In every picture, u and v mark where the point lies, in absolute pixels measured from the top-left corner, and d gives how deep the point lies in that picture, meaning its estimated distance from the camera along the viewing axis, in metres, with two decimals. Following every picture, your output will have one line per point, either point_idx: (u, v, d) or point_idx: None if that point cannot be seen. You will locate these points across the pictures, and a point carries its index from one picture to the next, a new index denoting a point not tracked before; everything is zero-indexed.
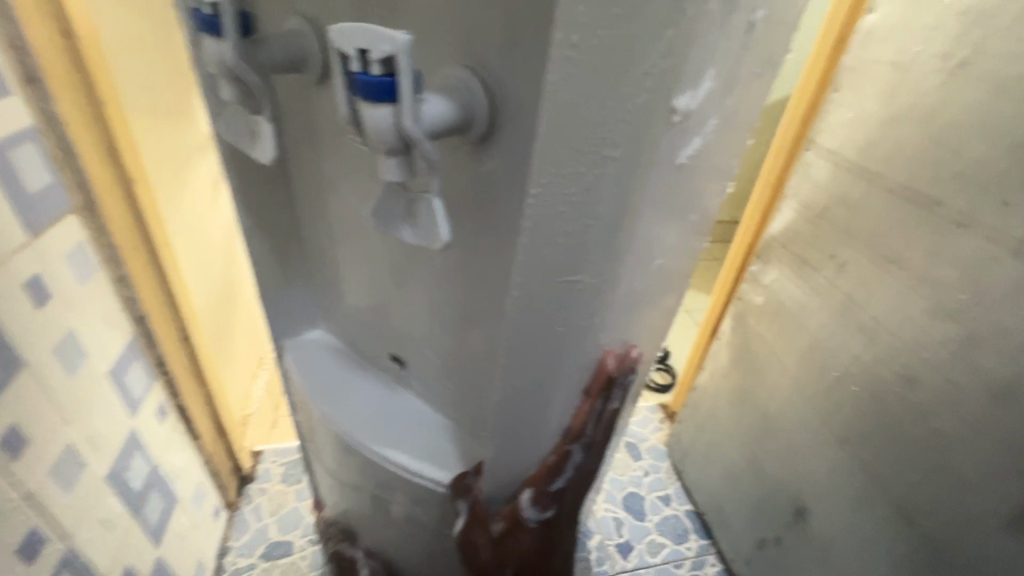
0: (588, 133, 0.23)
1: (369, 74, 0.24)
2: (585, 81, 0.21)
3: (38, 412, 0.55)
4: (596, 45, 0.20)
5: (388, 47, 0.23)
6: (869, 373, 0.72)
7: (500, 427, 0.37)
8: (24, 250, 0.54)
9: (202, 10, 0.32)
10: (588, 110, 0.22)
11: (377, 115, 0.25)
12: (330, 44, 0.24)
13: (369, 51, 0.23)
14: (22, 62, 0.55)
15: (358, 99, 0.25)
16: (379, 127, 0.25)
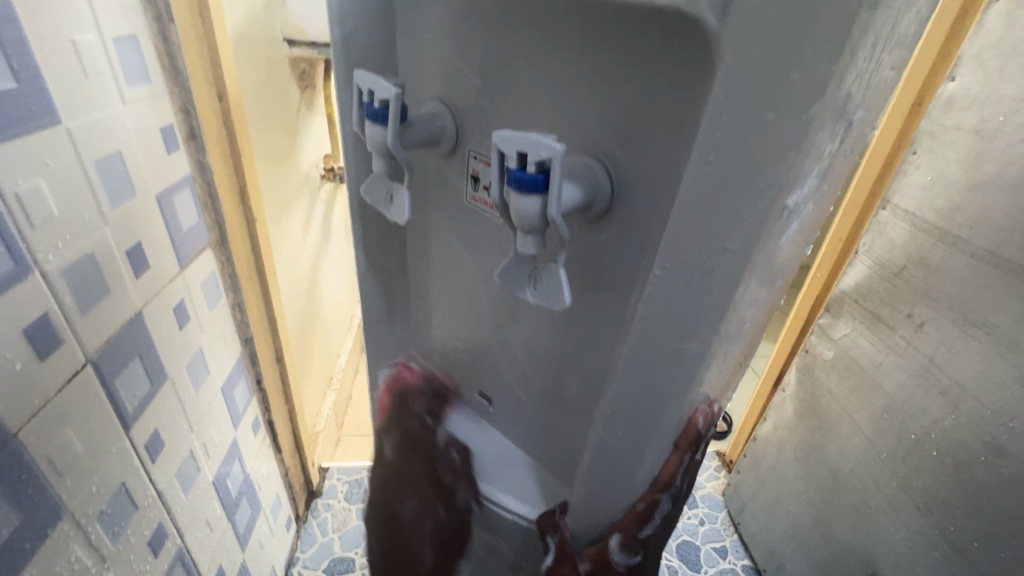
0: (714, 228, 0.27)
1: (525, 171, 0.30)
2: (719, 189, 0.26)
3: (174, 420, 0.63)
4: (730, 162, 0.25)
5: (547, 152, 0.29)
6: (954, 439, 0.70)
7: (595, 465, 0.42)
8: (177, 278, 0.63)
9: (372, 102, 0.39)
10: (720, 211, 0.27)
11: (526, 203, 0.30)
12: (493, 145, 0.31)
13: (528, 154, 0.29)
14: (190, 123, 0.65)
15: (510, 190, 0.31)
16: (526, 212, 0.31)
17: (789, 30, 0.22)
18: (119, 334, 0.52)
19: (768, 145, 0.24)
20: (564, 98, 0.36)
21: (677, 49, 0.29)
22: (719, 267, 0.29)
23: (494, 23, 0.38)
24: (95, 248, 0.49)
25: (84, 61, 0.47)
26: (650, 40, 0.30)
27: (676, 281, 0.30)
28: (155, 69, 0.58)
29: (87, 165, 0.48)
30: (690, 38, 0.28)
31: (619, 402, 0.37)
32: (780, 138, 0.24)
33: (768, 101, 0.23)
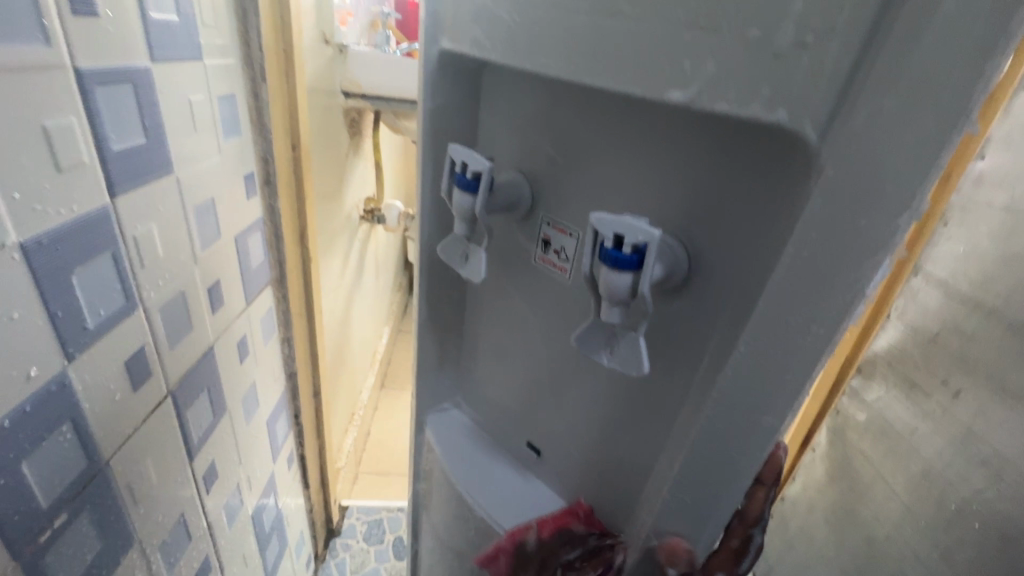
0: (802, 312, 0.30)
1: (620, 252, 0.33)
2: (812, 277, 0.29)
3: (227, 452, 0.65)
4: (824, 255, 0.28)
5: (644, 236, 0.32)
6: (995, 512, 0.70)
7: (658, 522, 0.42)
8: (242, 315, 0.66)
9: (464, 173, 0.43)
10: (809, 296, 0.30)
11: (619, 279, 0.34)
12: (589, 226, 0.34)
13: (626, 237, 0.33)
14: (267, 171, 0.70)
15: (604, 266, 0.34)
16: (617, 286, 0.34)
17: (885, 151, 0.25)
18: (194, 367, 0.55)
19: (858, 244, 0.27)
20: (643, 178, 0.39)
21: (764, 147, 0.32)
22: (801, 348, 0.31)
23: (579, 108, 0.42)
24: (185, 285, 0.52)
25: (195, 116, 0.52)
26: (736, 139, 0.34)
27: (759, 359, 0.33)
28: (245, 122, 0.63)
29: (187, 210, 0.52)
30: (778, 139, 0.31)
31: (688, 463, 0.38)
32: (869, 239, 0.27)
33: (860, 207, 0.27)
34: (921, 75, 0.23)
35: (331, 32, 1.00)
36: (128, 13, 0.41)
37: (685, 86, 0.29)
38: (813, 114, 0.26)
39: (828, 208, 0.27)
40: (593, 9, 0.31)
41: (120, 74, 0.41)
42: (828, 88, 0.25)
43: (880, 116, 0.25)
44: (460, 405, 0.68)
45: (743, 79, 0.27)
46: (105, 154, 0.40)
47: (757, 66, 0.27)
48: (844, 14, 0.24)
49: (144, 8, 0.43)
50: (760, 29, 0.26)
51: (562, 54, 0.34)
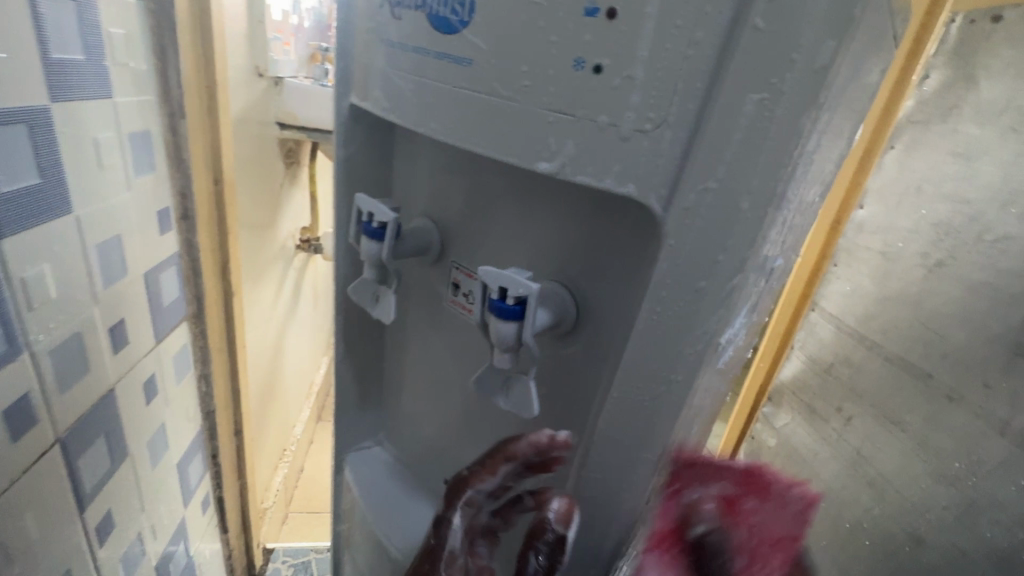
0: (663, 362, 0.34)
1: (505, 302, 0.35)
2: (668, 330, 0.33)
3: (127, 499, 0.61)
4: (676, 310, 0.32)
5: (524, 289, 0.35)
6: (881, 529, 0.77)
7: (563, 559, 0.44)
8: (151, 353, 0.64)
9: (371, 222, 0.45)
10: (667, 347, 0.33)
11: (505, 327, 0.36)
12: (477, 278, 0.36)
13: (509, 289, 0.35)
14: (184, 205, 0.68)
15: (492, 315, 0.36)
16: (504, 334, 0.36)
17: (715, 225, 0.29)
18: (91, 412, 0.53)
19: (706, 303, 0.31)
20: (535, 231, 0.42)
21: (629, 210, 0.36)
22: (666, 394, 0.35)
23: (480, 164, 0.44)
24: (82, 326, 0.50)
25: (101, 154, 0.51)
26: (607, 201, 0.37)
27: (631, 403, 0.36)
28: (160, 158, 0.62)
29: (89, 249, 0.51)
30: (640, 207, 0.34)
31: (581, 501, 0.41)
32: (713, 296, 0.31)
33: (700, 270, 0.30)
34: (734, 163, 0.27)
35: (265, 64, 1.00)
36: (28, 54, 0.41)
37: (550, 159, 0.32)
38: (656, 190, 0.29)
39: (673, 271, 0.31)
40: (470, 85, 0.34)
41: (14, 115, 0.41)
42: (665, 169, 0.29)
43: (707, 195, 0.28)
44: (382, 443, 0.69)
45: (597, 159, 0.30)
46: None
47: (608, 146, 0.30)
48: (673, 107, 0.28)
49: (45, 48, 0.43)
50: (608, 116, 0.29)
51: (448, 122, 0.36)
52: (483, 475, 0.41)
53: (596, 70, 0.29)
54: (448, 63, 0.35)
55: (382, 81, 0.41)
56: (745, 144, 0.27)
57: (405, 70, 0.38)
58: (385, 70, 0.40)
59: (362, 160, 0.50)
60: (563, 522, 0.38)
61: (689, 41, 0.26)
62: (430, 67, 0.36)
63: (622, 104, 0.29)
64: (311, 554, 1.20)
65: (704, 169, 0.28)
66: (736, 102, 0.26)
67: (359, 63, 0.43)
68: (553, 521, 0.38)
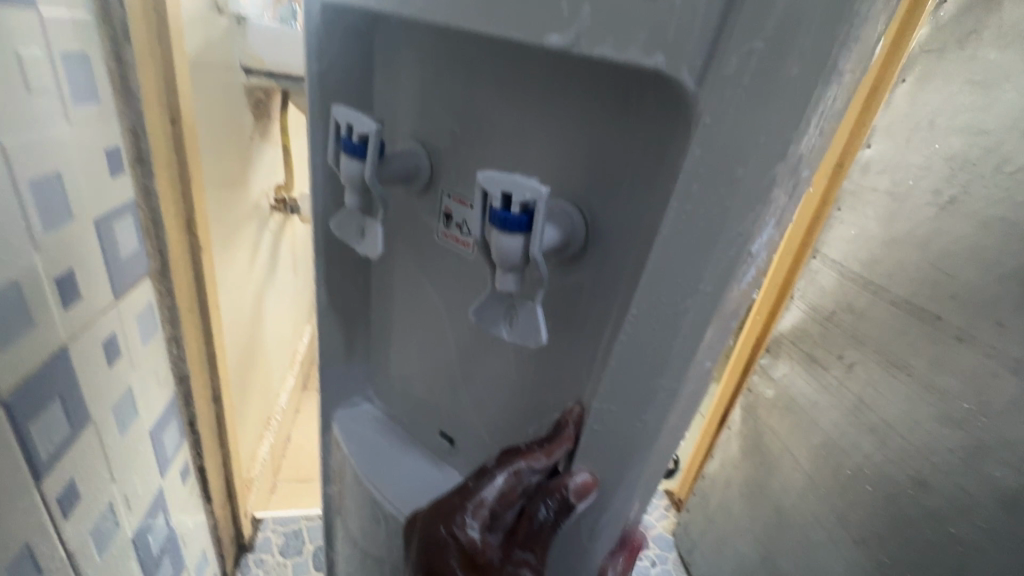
0: (689, 274, 0.29)
1: (509, 211, 0.31)
2: (700, 231, 0.28)
3: (93, 468, 0.56)
4: (707, 206, 0.27)
5: (532, 194, 0.30)
6: (883, 475, 0.76)
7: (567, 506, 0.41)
8: (109, 310, 0.57)
9: (351, 136, 0.39)
10: (694, 253, 0.28)
11: (509, 241, 0.31)
12: (476, 185, 0.31)
13: (514, 196, 0.30)
14: (137, 144, 0.61)
15: (493, 228, 0.31)
16: (507, 249, 0.31)
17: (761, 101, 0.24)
18: (38, 372, 0.47)
19: (741, 195, 0.26)
20: (537, 142, 0.37)
21: (653, 108, 0.31)
22: (688, 316, 0.30)
23: (476, 67, 0.38)
24: (20, 275, 0.44)
25: (27, 73, 0.44)
26: (629, 101, 0.32)
27: (651, 324, 0.31)
28: (104, 87, 0.55)
29: (21, 187, 0.44)
30: (667, 97, 0.29)
31: (592, 440, 0.38)
32: (749, 187, 0.26)
33: (737, 155, 0.25)
34: (792, 16, 0.22)
35: None
36: None
37: (563, 32, 0.27)
38: (690, 61, 0.25)
39: (707, 160, 0.26)
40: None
41: None
42: (704, 32, 0.24)
43: (752, 60, 0.23)
44: (371, 400, 0.65)
45: (620, 26, 0.26)
46: None
47: (634, 9, 0.25)
48: None
49: None
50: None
51: (443, 0, 0.32)
52: (539, 455, 0.39)
53: None
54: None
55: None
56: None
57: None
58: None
59: (336, 73, 0.44)
60: (580, 496, 0.38)
61: None
62: None
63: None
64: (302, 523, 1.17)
65: (753, 27, 0.23)
66: None
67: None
68: (573, 490, 0.38)
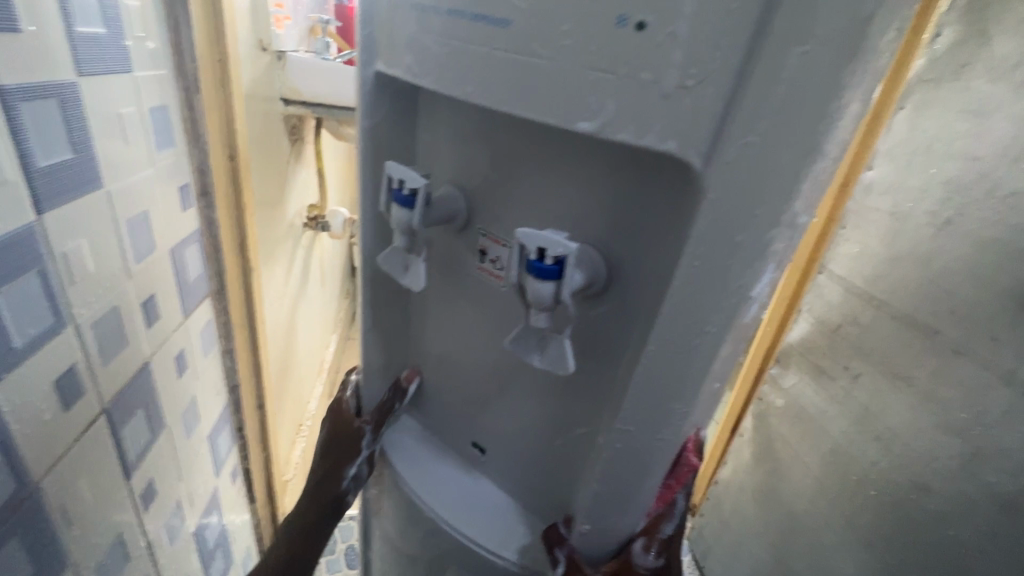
0: (695, 316, 0.35)
1: (543, 262, 0.37)
2: (706, 282, 0.34)
3: (166, 469, 0.63)
4: (713, 263, 0.33)
5: (563, 249, 0.36)
6: (889, 481, 0.80)
7: (593, 509, 0.47)
8: (179, 328, 0.65)
9: (402, 189, 0.46)
10: (702, 300, 0.34)
11: (542, 286, 0.37)
12: (515, 240, 0.37)
13: (547, 250, 0.37)
14: (202, 180, 0.68)
15: (530, 275, 0.38)
16: (541, 293, 0.38)
17: (753, 176, 0.30)
18: (129, 384, 0.54)
19: (740, 254, 0.33)
20: (562, 196, 0.43)
21: (662, 172, 0.37)
22: (697, 347, 0.36)
23: (510, 128, 0.45)
24: (118, 302, 0.52)
25: (125, 129, 0.52)
26: (642, 165, 0.38)
27: (664, 356, 0.37)
28: (178, 133, 0.62)
29: (119, 225, 0.51)
30: (673, 164, 0.35)
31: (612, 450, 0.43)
32: (747, 249, 0.33)
33: (738, 225, 0.32)
34: (772, 115, 0.28)
35: (268, 38, 0.99)
36: (55, 29, 0.41)
37: (591, 119, 0.33)
38: (694, 144, 0.30)
39: (713, 226, 0.32)
40: (508, 45, 0.35)
41: (46, 89, 0.41)
42: (706, 124, 0.30)
43: (749, 149, 0.29)
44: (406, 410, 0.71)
45: (638, 117, 0.32)
46: (31, 172, 0.40)
47: (648, 104, 0.31)
48: (714, 62, 0.28)
49: (69, 22, 0.43)
50: (651, 74, 0.30)
51: (484, 84, 0.37)
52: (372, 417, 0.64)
53: (638, 27, 0.30)
54: (483, 24, 0.36)
55: (413, 46, 0.42)
56: (786, 96, 0.28)
57: (434, 35, 0.40)
58: (415, 34, 0.41)
59: (386, 128, 0.51)
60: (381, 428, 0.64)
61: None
62: (462, 28, 0.38)
63: (663, 61, 0.30)
64: None
65: (745, 123, 0.29)
66: (780, 55, 0.27)
67: (385, 29, 0.45)
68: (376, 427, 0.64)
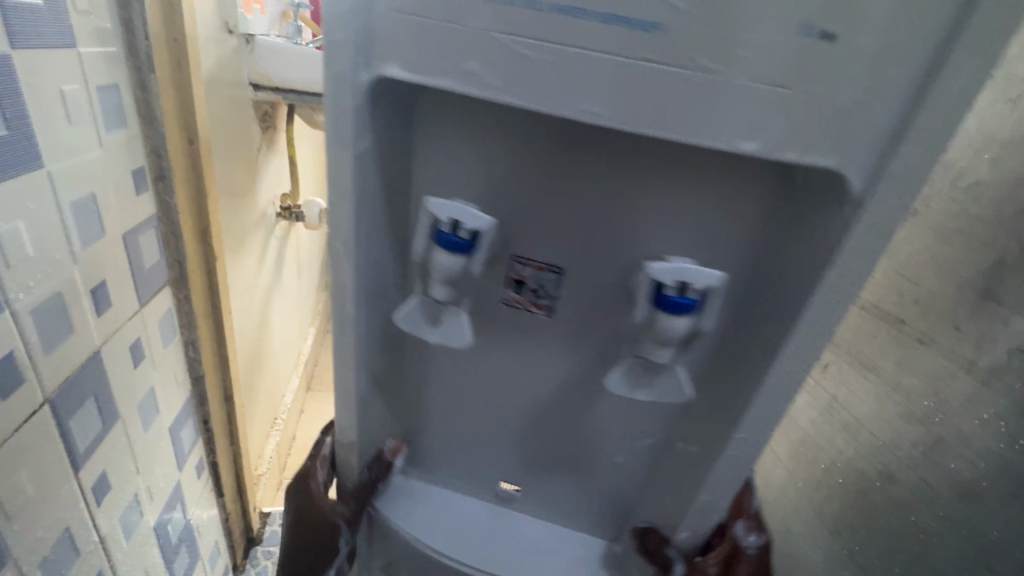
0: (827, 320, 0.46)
1: (686, 294, 0.46)
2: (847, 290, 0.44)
3: (121, 461, 0.62)
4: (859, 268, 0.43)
5: (706, 283, 0.46)
6: (854, 468, 0.81)
7: (703, 509, 0.58)
8: (134, 317, 0.63)
9: (451, 230, 0.47)
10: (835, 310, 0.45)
11: (680, 319, 0.46)
12: (657, 275, 0.46)
13: (690, 283, 0.46)
14: (158, 164, 0.66)
15: (665, 310, 0.46)
16: (679, 323, 0.46)
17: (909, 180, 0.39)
18: (76, 373, 0.52)
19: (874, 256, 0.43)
20: (665, 208, 0.48)
21: (806, 179, 0.44)
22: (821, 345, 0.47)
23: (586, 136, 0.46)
24: (63, 288, 0.50)
25: (69, 107, 0.49)
26: (759, 176, 0.45)
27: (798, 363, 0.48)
28: (131, 114, 0.60)
29: (63, 207, 0.49)
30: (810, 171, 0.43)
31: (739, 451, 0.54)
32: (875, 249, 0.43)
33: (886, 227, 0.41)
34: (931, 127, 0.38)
35: (236, 21, 0.97)
36: None
37: (756, 139, 0.38)
38: (859, 154, 0.39)
39: (862, 236, 0.42)
40: (659, 57, 0.37)
41: None
42: (879, 138, 0.39)
43: (910, 160, 0.39)
44: None
45: (804, 133, 0.38)
46: None
47: (834, 120, 0.38)
48: (888, 81, 0.37)
49: None
50: (829, 90, 0.37)
51: (613, 97, 0.38)
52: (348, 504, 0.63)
53: (823, 36, 0.35)
54: (621, 29, 0.36)
55: (472, 44, 0.39)
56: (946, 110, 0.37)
57: (521, 37, 0.38)
58: (488, 31, 0.38)
59: None
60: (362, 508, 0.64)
61: (926, 27, 0.35)
62: (573, 32, 0.37)
63: None
64: None
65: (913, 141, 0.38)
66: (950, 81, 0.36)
67: (364, 17, 0.41)
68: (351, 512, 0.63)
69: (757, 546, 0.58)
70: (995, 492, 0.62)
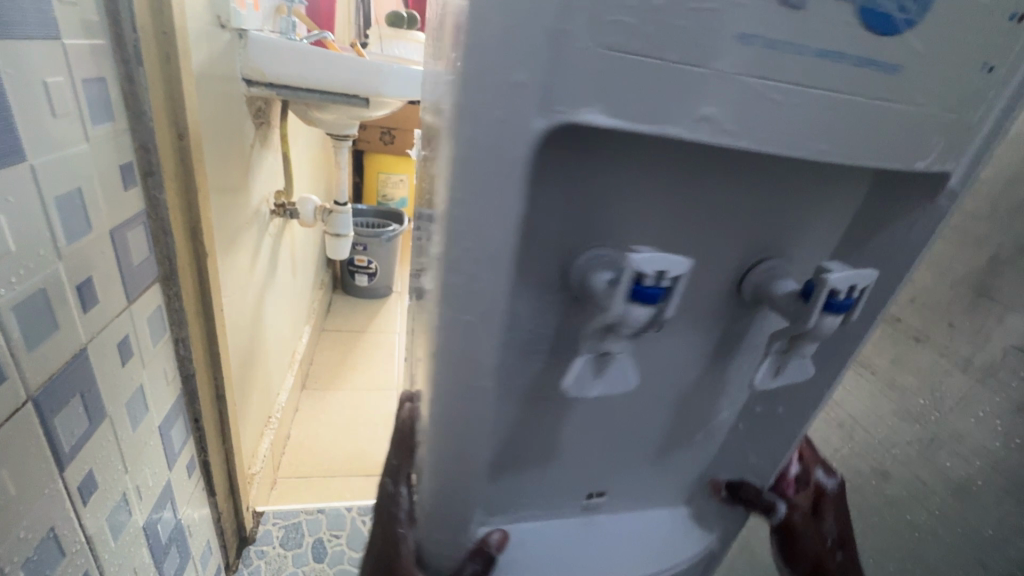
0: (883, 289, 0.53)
1: (851, 296, 0.46)
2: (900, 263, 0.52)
3: (108, 459, 0.61)
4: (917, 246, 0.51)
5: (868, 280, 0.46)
6: (848, 467, 0.81)
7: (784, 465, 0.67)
8: (122, 313, 0.62)
9: (654, 282, 0.40)
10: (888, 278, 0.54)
11: (838, 316, 0.46)
12: (837, 285, 0.44)
13: (857, 285, 0.46)
14: (146, 159, 0.65)
15: (833, 313, 0.46)
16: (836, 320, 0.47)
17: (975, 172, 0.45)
18: (61, 371, 0.51)
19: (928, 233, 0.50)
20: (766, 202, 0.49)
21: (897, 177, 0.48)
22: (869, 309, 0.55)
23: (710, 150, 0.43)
24: (47, 283, 0.49)
25: (53, 100, 0.49)
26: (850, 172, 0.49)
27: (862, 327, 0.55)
28: (118, 108, 0.59)
29: (48, 201, 0.49)
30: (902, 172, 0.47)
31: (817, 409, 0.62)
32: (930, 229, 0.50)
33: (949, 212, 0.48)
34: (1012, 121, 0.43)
35: (228, 15, 0.95)
36: None
37: (925, 157, 0.41)
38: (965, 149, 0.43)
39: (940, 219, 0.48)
40: (891, 93, 0.37)
41: None
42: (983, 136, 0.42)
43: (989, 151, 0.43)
44: None
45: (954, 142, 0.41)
46: None
47: (967, 130, 0.41)
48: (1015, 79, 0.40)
49: None
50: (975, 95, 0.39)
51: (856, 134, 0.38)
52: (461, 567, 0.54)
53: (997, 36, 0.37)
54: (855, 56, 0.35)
55: (720, 87, 0.33)
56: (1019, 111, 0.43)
57: (765, 80, 0.33)
58: (741, 76, 0.33)
59: None
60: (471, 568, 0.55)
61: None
62: (829, 72, 0.34)
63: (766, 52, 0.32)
64: (299, 517, 1.23)
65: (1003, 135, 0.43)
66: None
67: None
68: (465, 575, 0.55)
69: (835, 485, 0.71)
70: (991, 492, 0.63)
